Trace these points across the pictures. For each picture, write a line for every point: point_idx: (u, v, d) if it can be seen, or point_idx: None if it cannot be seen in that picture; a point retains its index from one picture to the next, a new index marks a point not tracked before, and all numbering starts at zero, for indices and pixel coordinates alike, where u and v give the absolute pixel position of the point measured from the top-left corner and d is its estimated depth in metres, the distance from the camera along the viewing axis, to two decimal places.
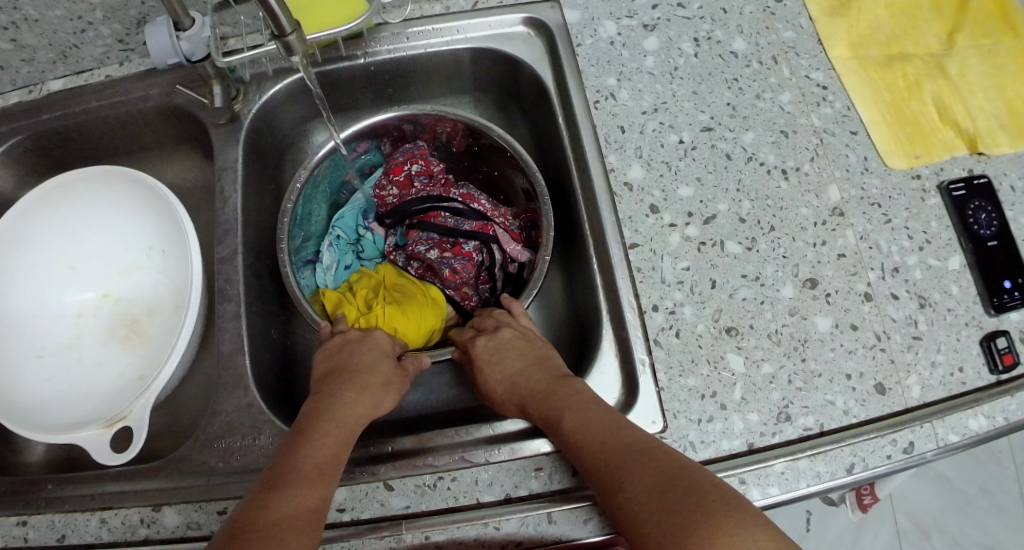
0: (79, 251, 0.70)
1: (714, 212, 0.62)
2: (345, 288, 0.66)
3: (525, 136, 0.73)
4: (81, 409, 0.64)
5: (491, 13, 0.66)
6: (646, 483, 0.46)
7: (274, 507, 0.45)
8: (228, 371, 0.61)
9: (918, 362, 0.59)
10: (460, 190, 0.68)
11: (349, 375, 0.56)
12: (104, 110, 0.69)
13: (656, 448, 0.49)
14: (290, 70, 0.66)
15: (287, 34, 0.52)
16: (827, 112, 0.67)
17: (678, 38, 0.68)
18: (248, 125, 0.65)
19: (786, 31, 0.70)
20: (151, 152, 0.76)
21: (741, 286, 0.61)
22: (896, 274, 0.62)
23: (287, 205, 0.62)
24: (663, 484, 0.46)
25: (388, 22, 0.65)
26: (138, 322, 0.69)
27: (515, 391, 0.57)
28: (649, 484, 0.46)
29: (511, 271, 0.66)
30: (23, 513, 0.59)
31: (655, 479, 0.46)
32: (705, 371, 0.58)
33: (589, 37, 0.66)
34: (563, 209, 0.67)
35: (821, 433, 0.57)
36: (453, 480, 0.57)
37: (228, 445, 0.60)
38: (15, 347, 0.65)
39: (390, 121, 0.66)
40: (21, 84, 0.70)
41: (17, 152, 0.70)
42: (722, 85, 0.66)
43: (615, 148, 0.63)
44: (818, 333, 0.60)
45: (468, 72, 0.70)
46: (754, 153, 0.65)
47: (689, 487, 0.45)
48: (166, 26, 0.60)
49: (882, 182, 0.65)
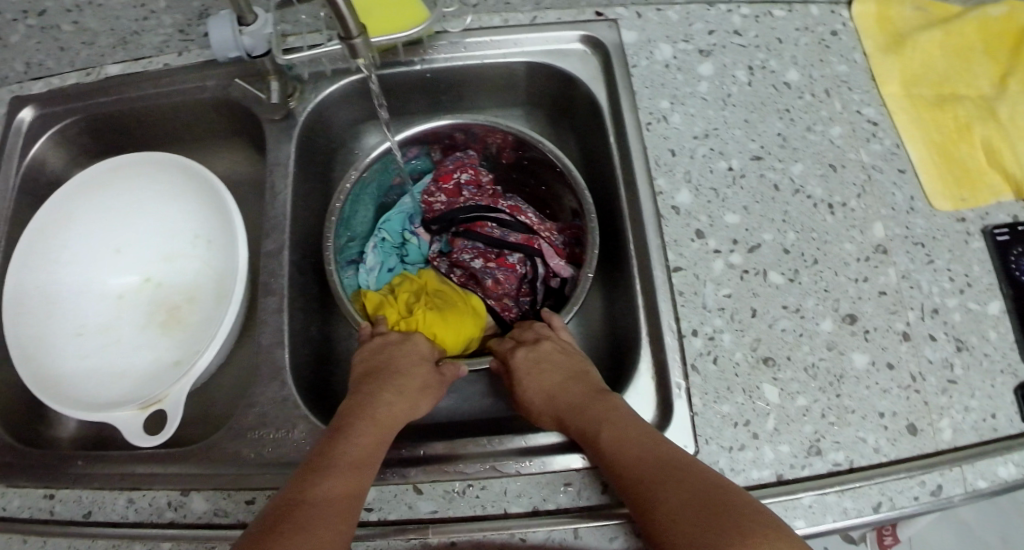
0: (126, 235, 0.72)
1: (759, 242, 0.63)
2: (387, 290, 0.66)
3: (575, 151, 0.74)
4: (115, 389, 0.65)
5: (549, 29, 0.67)
6: (681, 501, 0.46)
7: (311, 502, 0.46)
8: (267, 363, 0.62)
9: (952, 405, 0.59)
10: (507, 202, 0.69)
11: (388, 378, 0.57)
12: (158, 97, 0.69)
13: (692, 467, 0.49)
14: (348, 72, 0.67)
15: (353, 38, 0.54)
16: (876, 149, 0.67)
17: (733, 65, 0.68)
18: (302, 123, 0.66)
19: (841, 65, 0.70)
20: (202, 142, 0.77)
21: (781, 317, 0.61)
22: (935, 315, 0.62)
23: (336, 205, 0.63)
24: (699, 503, 0.46)
25: (447, 31, 0.65)
26: (178, 308, 0.70)
27: (553, 403, 0.58)
28: (685, 502, 0.46)
29: (553, 286, 0.66)
30: (52, 487, 0.61)
31: (691, 498, 0.46)
32: (740, 399, 0.58)
33: (645, 59, 0.67)
34: (608, 229, 0.67)
35: (850, 470, 0.57)
36: (482, 488, 0.57)
37: (262, 436, 0.60)
38: (57, 323, 0.67)
39: (440, 129, 0.66)
40: (79, 66, 0.71)
41: (71, 134, 0.72)
42: (774, 115, 0.66)
43: (664, 171, 0.63)
44: (854, 369, 0.60)
45: (522, 85, 0.71)
46: (802, 185, 0.65)
47: (726, 509, 0.45)
48: (229, 18, 0.62)
49: (927, 223, 0.65)
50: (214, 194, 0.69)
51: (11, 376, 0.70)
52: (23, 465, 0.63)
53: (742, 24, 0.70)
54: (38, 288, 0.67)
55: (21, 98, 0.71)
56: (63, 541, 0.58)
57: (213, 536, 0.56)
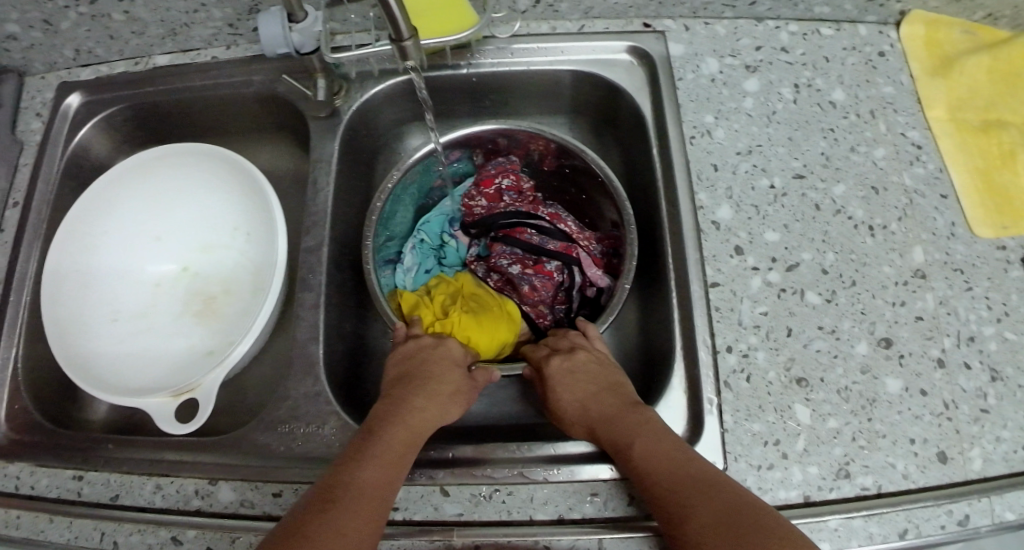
0: (166, 224, 0.73)
1: (798, 261, 0.62)
2: (423, 290, 0.68)
3: (616, 162, 0.74)
4: (148, 376, 0.66)
5: (596, 38, 0.67)
6: (712, 522, 0.46)
7: (340, 504, 0.46)
8: (302, 357, 0.62)
9: (983, 435, 0.58)
10: (547, 210, 0.70)
11: (421, 382, 0.57)
12: (203, 90, 0.71)
13: (726, 485, 0.49)
14: (394, 72, 0.68)
15: (404, 40, 0.53)
16: (919, 173, 0.66)
17: (779, 82, 0.68)
18: (346, 121, 0.67)
19: (887, 86, 0.69)
20: (247, 135, 0.79)
21: (815, 337, 0.60)
22: (971, 343, 0.61)
23: (377, 203, 0.64)
24: (729, 523, 0.46)
25: (495, 36, 0.67)
26: (214, 299, 0.71)
27: (586, 412, 0.58)
28: (716, 522, 0.46)
29: (589, 295, 0.67)
30: (80, 469, 0.62)
31: (722, 518, 0.46)
32: (771, 418, 0.58)
33: (691, 72, 0.67)
34: (648, 241, 0.67)
35: (878, 495, 0.56)
36: (508, 494, 0.57)
37: (292, 430, 0.61)
38: (95, 307, 0.68)
39: (484, 134, 0.68)
40: (127, 55, 0.74)
41: (117, 121, 0.76)
42: (819, 134, 0.66)
43: (706, 186, 0.63)
44: (887, 394, 0.59)
45: (566, 93, 0.71)
46: (843, 206, 0.64)
47: (757, 531, 0.45)
48: (278, 15, 0.61)
49: (967, 249, 0.64)
50: (256, 187, 0.70)
51: (46, 356, 0.71)
52: (56, 445, 0.64)
53: (789, 41, 0.70)
54: (78, 271, 0.69)
55: (70, 84, 0.75)
56: (89, 523, 0.58)
57: (239, 527, 0.56)
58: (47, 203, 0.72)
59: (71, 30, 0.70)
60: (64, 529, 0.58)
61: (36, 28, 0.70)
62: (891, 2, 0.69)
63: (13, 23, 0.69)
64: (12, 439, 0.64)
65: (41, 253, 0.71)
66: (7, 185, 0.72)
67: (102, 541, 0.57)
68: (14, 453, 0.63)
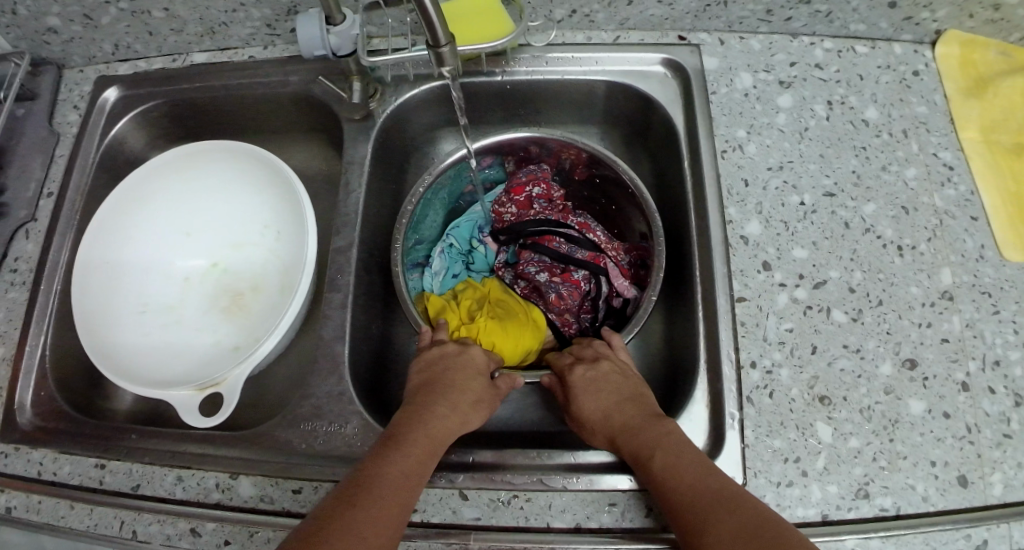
0: (196, 219, 0.74)
1: (825, 278, 0.62)
2: (450, 295, 0.71)
3: (648, 172, 0.76)
4: (175, 368, 0.67)
5: (632, 50, 0.70)
6: (736, 531, 0.45)
7: (362, 506, 0.46)
8: (327, 356, 0.63)
9: (1005, 460, 0.56)
10: (577, 218, 0.71)
11: (445, 388, 0.58)
12: (239, 88, 0.74)
13: (747, 500, 0.48)
14: (430, 77, 0.70)
15: (441, 46, 0.52)
16: (950, 194, 0.65)
17: (812, 99, 0.68)
18: (380, 124, 0.69)
19: (920, 106, 0.69)
20: (282, 135, 0.81)
21: (840, 355, 0.59)
22: (997, 367, 0.59)
23: (408, 207, 0.68)
24: (747, 538, 0.45)
25: (530, 44, 0.69)
26: (242, 296, 0.72)
27: (608, 422, 0.58)
28: (733, 537, 0.45)
29: (615, 305, 0.68)
30: (103, 457, 0.62)
31: (739, 533, 0.45)
32: (793, 435, 0.57)
33: (725, 86, 0.68)
34: (676, 254, 0.69)
35: (897, 517, 0.54)
36: (527, 500, 0.57)
37: (314, 428, 0.61)
38: (124, 298, 0.70)
39: (518, 140, 0.70)
40: (166, 51, 0.77)
41: (153, 115, 0.78)
42: (851, 152, 0.66)
43: (736, 201, 0.64)
44: (910, 415, 0.57)
45: (600, 103, 0.73)
46: (872, 225, 0.64)
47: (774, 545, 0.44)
48: (318, 18, 0.61)
49: (996, 273, 0.62)
50: (288, 185, 0.71)
51: (74, 345, 0.72)
52: (79, 434, 0.64)
53: (824, 58, 0.71)
54: (109, 262, 0.70)
55: (108, 78, 0.78)
56: (110, 511, 0.59)
57: (257, 521, 0.56)
58: (81, 194, 0.74)
59: (111, 26, 0.73)
60: (85, 516, 0.59)
61: (76, 22, 0.73)
62: (927, 21, 0.69)
63: (53, 16, 0.72)
64: (38, 425, 0.65)
65: (73, 244, 0.73)
66: (44, 175, 0.75)
67: (122, 529, 0.58)
68: (39, 439, 0.64)
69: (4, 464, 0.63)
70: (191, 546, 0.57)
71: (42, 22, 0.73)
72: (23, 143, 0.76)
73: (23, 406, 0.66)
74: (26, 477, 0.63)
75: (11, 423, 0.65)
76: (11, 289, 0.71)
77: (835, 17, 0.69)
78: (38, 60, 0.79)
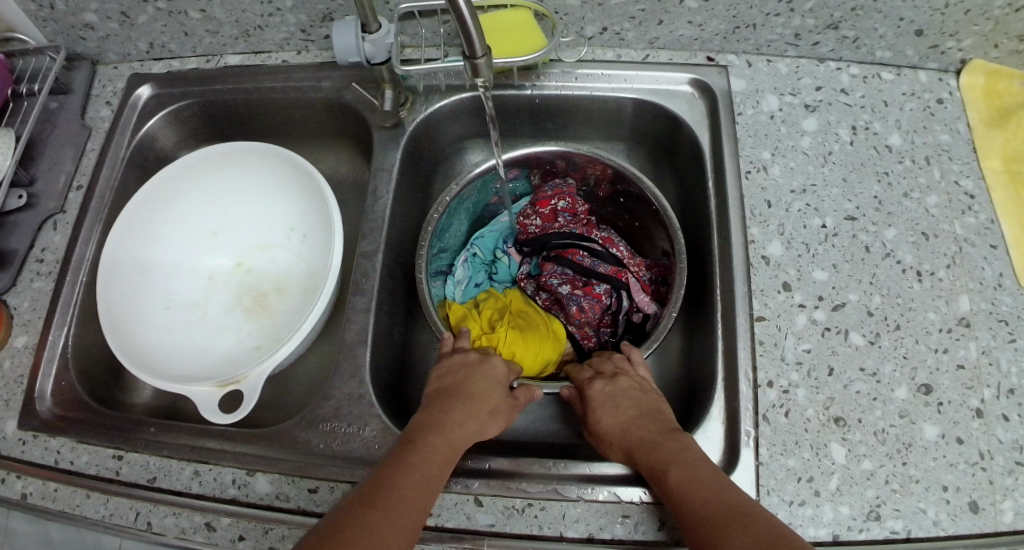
0: (223, 219, 0.76)
1: (844, 300, 0.62)
2: (472, 304, 0.75)
3: (670, 190, 0.78)
4: (196, 364, 0.68)
5: (660, 69, 0.72)
6: (749, 544, 0.45)
7: (380, 508, 0.47)
8: (349, 359, 0.64)
9: (1018, 488, 0.55)
10: (601, 234, 0.74)
11: (465, 398, 0.59)
12: (272, 91, 0.76)
13: (761, 513, 0.48)
14: (461, 89, 0.73)
15: (477, 57, 0.53)
16: (970, 222, 0.65)
17: (837, 123, 0.70)
18: (409, 132, 0.72)
19: (943, 133, 0.69)
20: (313, 141, 0.83)
21: (856, 379, 0.59)
22: (1012, 395, 0.58)
23: (435, 215, 0.72)
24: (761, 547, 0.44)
25: (562, 59, 0.72)
26: (265, 296, 0.73)
27: (625, 434, 0.58)
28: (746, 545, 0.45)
29: (635, 320, 0.71)
30: (120, 449, 0.63)
31: (753, 542, 0.45)
32: (806, 455, 0.57)
33: (751, 108, 0.70)
34: (698, 273, 0.71)
35: (907, 540, 0.54)
36: (541, 509, 0.57)
37: (333, 429, 0.61)
38: (147, 295, 0.71)
39: (545, 155, 0.75)
40: (201, 53, 0.79)
41: (186, 114, 0.80)
42: (873, 178, 0.67)
43: (758, 221, 0.65)
44: (924, 439, 0.57)
45: (627, 120, 0.76)
46: (892, 250, 0.64)
47: None
48: (353, 25, 0.62)
49: (1014, 300, 0.62)
50: (316, 189, 0.72)
51: (96, 337, 0.73)
52: (96, 424, 0.65)
53: (849, 83, 0.72)
54: (136, 258, 0.71)
55: (142, 76, 0.80)
56: (127, 502, 0.60)
57: (274, 518, 0.57)
58: (110, 188, 0.76)
59: (147, 24, 0.74)
60: (100, 506, 0.60)
61: (113, 19, 0.74)
62: (952, 50, 0.70)
63: (91, 12, 0.73)
64: (58, 415, 0.66)
65: (99, 238, 0.74)
66: (74, 168, 0.76)
67: (137, 520, 0.59)
68: (56, 428, 0.65)
69: (21, 451, 0.64)
70: (205, 540, 0.57)
71: (78, 17, 0.74)
72: (53, 135, 0.77)
73: (44, 396, 0.67)
74: (43, 464, 0.63)
75: (31, 411, 0.66)
76: (37, 279, 0.72)
77: (862, 44, 0.70)
78: (73, 55, 0.81)
